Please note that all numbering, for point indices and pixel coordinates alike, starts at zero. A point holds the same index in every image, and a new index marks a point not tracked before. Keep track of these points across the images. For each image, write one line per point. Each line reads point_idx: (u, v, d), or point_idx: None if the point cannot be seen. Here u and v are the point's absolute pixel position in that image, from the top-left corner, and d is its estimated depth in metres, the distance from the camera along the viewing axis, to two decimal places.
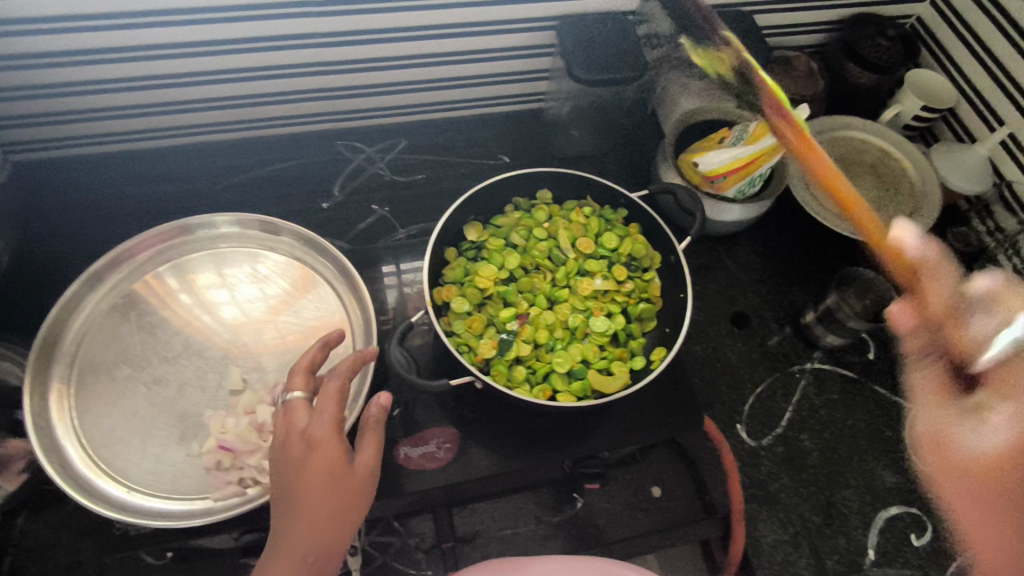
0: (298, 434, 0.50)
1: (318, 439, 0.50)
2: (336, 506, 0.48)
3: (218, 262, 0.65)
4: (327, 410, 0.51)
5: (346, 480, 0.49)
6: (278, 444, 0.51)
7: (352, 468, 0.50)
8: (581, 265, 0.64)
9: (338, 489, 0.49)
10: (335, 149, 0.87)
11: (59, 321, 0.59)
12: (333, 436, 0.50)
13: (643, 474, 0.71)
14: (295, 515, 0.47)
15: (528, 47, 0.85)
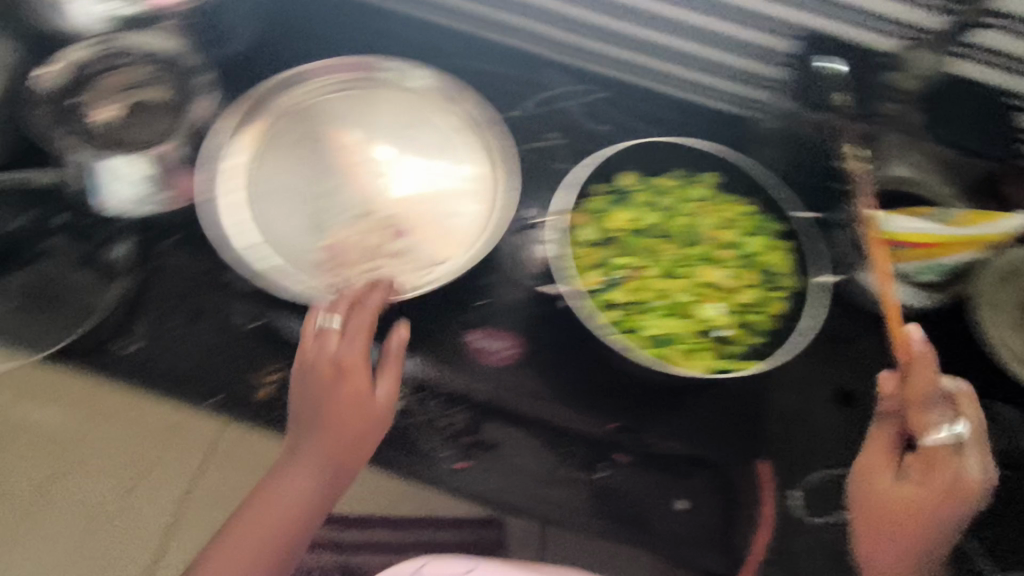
0: (325, 363, 0.57)
1: (348, 372, 0.57)
2: (348, 436, 0.57)
3: (394, 102, 0.69)
4: (357, 340, 0.57)
5: (366, 406, 0.58)
6: (311, 373, 0.57)
7: (372, 398, 0.58)
8: (711, 252, 0.63)
9: (353, 427, 0.57)
10: (539, 73, 0.91)
11: (262, 100, 0.67)
12: (363, 373, 0.58)
13: (675, 484, 0.67)
14: (321, 431, 0.57)
15: (761, 50, 0.83)
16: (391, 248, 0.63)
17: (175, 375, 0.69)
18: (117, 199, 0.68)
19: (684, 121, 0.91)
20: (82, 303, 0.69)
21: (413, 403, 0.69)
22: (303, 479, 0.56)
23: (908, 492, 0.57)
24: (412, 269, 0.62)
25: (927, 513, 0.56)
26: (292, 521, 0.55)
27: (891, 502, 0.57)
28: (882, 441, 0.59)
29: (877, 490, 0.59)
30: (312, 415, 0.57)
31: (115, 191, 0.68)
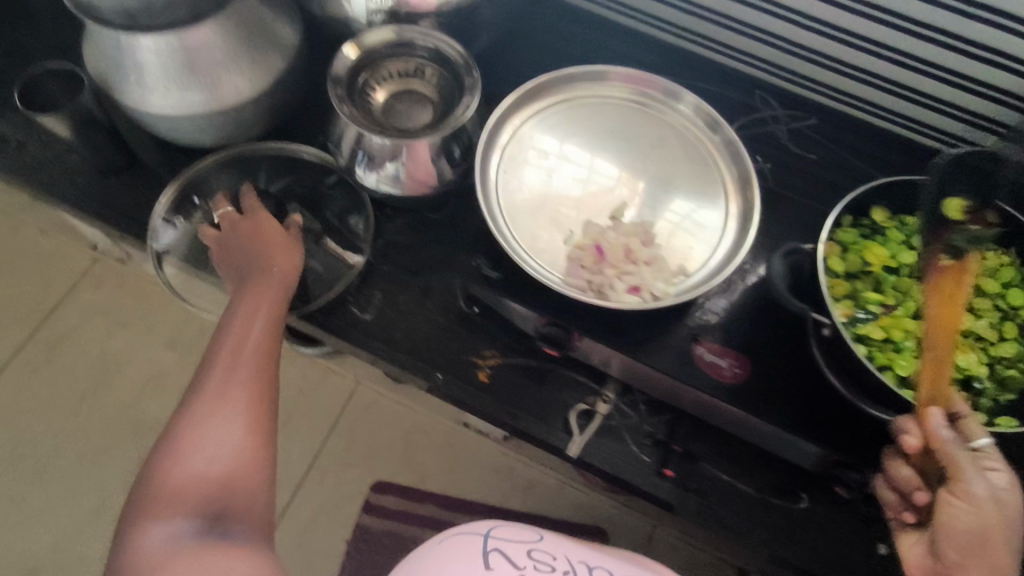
0: (277, 248, 0.70)
1: (274, 251, 0.70)
2: (271, 295, 0.66)
3: (645, 118, 0.72)
4: (256, 209, 0.75)
5: (279, 238, 0.71)
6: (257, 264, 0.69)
7: (287, 238, 0.72)
8: (971, 301, 0.61)
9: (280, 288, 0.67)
10: (752, 95, 0.91)
11: (526, 98, 0.71)
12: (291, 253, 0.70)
13: (872, 527, 0.68)
14: (254, 276, 0.68)
15: (1007, 93, 0.79)
16: (641, 254, 0.64)
17: (401, 344, 0.74)
18: (385, 180, 0.73)
19: (896, 156, 0.89)
20: (328, 269, 0.76)
21: (620, 404, 0.71)
22: (255, 321, 0.63)
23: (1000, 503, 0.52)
24: (664, 278, 0.63)
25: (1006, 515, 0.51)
26: (253, 352, 0.62)
27: (988, 527, 0.51)
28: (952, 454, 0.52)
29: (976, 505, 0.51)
30: (253, 286, 0.67)
31: (384, 173, 0.73)
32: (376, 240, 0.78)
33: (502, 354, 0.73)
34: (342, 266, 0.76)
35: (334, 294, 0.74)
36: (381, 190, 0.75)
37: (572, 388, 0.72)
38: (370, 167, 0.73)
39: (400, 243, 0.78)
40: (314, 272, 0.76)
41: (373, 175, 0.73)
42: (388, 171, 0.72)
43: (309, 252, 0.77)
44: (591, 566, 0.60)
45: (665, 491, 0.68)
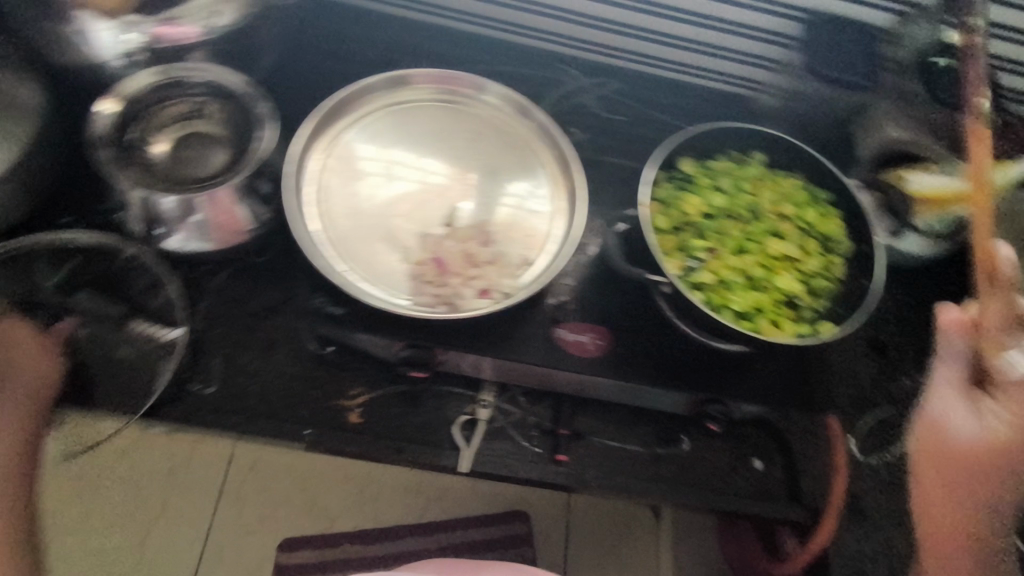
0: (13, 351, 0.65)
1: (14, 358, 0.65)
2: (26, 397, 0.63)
3: (454, 117, 0.71)
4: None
5: (27, 352, 0.65)
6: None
7: (37, 348, 0.66)
8: (780, 227, 0.67)
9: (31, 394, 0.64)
10: (555, 69, 0.94)
11: (327, 117, 0.66)
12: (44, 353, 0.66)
13: (746, 447, 0.74)
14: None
15: (766, 31, 0.89)
16: (481, 254, 0.63)
17: (257, 410, 0.67)
18: (197, 235, 0.66)
19: (693, 103, 0.96)
20: (139, 360, 0.66)
21: (498, 406, 0.71)
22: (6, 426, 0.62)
23: (987, 431, 0.64)
24: (508, 273, 0.62)
25: (991, 454, 0.64)
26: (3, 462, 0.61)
27: (973, 454, 0.65)
28: (951, 381, 0.69)
29: (949, 431, 0.68)
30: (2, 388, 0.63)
31: (193, 227, 0.65)
32: (199, 301, 0.71)
33: (370, 389, 0.70)
34: (162, 349, 0.67)
35: (159, 389, 0.65)
36: (194, 248, 0.68)
37: (450, 401, 0.70)
38: (175, 224, 0.65)
39: (233, 301, 0.71)
40: (126, 370, 0.66)
41: (183, 233, 0.66)
42: (197, 222, 0.65)
43: (112, 342, 0.67)
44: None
45: (566, 475, 0.69)
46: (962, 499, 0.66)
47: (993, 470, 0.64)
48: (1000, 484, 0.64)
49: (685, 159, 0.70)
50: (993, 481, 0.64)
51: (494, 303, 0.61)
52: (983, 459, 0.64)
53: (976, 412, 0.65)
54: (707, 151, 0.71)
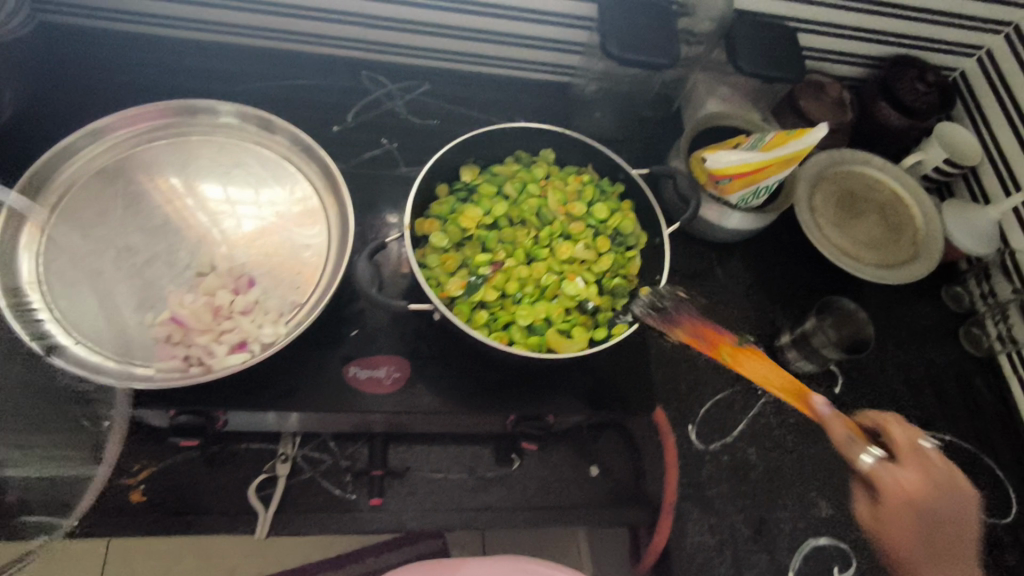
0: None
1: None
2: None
3: (211, 149, 0.64)
4: None
5: None
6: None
7: None
8: (565, 229, 0.64)
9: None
10: (360, 78, 0.88)
11: (52, 162, 0.59)
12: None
13: (584, 454, 0.71)
14: None
15: (567, 17, 0.84)
16: (235, 304, 0.57)
17: None
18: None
19: (511, 98, 0.93)
20: None
21: (301, 457, 0.66)
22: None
23: (886, 525, 0.57)
24: (269, 320, 0.57)
25: (921, 529, 0.56)
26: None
27: (909, 554, 0.56)
28: (867, 515, 0.60)
29: (881, 547, 0.58)
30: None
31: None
32: None
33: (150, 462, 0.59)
34: None
35: None
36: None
37: (250, 459, 0.65)
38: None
39: None
40: None
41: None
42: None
43: None
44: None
45: (386, 519, 0.65)
46: None
47: (921, 547, 0.55)
48: (950, 558, 0.55)
49: (470, 167, 0.66)
50: (941, 563, 0.55)
51: (251, 356, 0.56)
52: (912, 546, 0.56)
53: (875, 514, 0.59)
54: (491, 153, 0.68)
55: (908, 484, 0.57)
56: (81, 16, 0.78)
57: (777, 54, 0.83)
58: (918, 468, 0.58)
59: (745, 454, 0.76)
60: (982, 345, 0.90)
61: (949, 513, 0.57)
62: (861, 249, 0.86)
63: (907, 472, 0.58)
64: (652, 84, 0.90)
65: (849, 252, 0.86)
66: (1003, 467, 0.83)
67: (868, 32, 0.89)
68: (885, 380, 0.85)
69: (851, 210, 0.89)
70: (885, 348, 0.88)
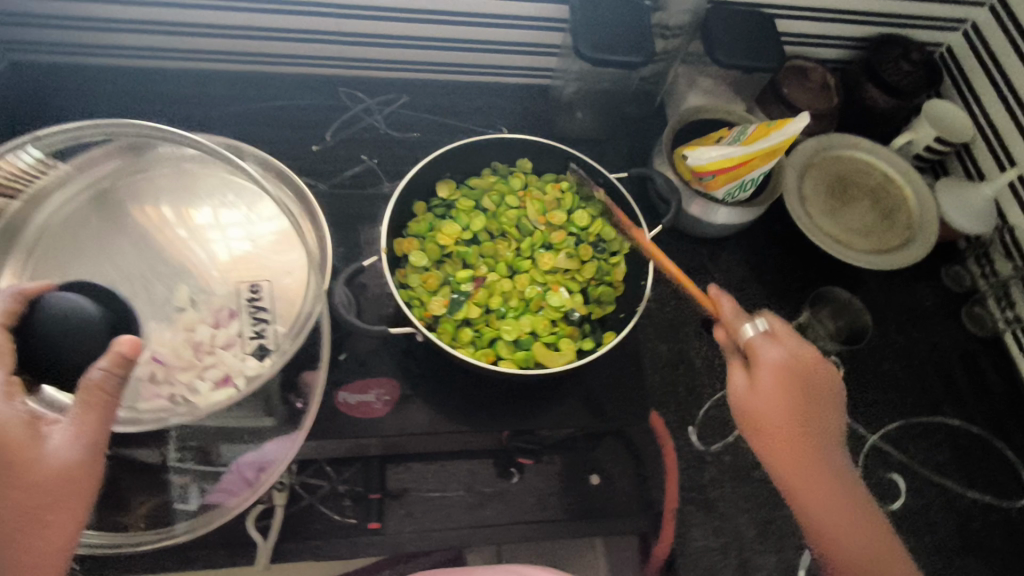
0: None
1: (8, 443, 0.40)
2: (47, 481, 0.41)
3: (184, 181, 0.62)
4: None
5: None
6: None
7: None
8: (545, 239, 0.63)
9: (39, 489, 0.41)
10: (337, 95, 0.88)
11: (28, 204, 0.58)
12: (97, 406, 0.42)
13: (583, 462, 0.70)
14: None
15: (540, 20, 0.83)
16: (217, 339, 0.57)
17: None
18: (61, 325, 0.44)
19: (491, 105, 0.92)
20: None
21: (297, 485, 0.64)
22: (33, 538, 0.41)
23: (766, 398, 0.54)
24: (252, 353, 0.57)
25: (800, 404, 0.54)
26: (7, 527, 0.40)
27: (763, 414, 0.54)
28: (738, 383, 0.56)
29: (742, 406, 0.55)
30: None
31: (27, 322, 0.44)
32: None
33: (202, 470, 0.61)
34: None
35: None
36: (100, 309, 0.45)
37: None
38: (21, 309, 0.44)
39: None
40: None
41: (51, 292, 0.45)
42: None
43: None
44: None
45: (385, 543, 0.64)
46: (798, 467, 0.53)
47: (796, 419, 0.53)
48: (816, 431, 0.54)
49: (447, 183, 0.65)
50: (795, 436, 0.53)
51: (237, 392, 0.55)
52: (780, 410, 0.53)
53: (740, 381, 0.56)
54: (467, 165, 0.67)
55: (785, 359, 0.54)
56: (52, 54, 0.78)
57: (755, 43, 0.81)
58: (797, 348, 0.56)
59: (748, 452, 0.75)
60: (985, 325, 0.89)
61: (827, 398, 0.56)
62: (854, 235, 0.85)
63: (787, 346, 0.55)
64: (631, 82, 0.89)
65: (843, 240, 0.84)
66: (1012, 449, 0.81)
67: (847, 13, 0.88)
68: (886, 369, 0.84)
69: (842, 195, 0.88)
70: (885, 334, 0.86)
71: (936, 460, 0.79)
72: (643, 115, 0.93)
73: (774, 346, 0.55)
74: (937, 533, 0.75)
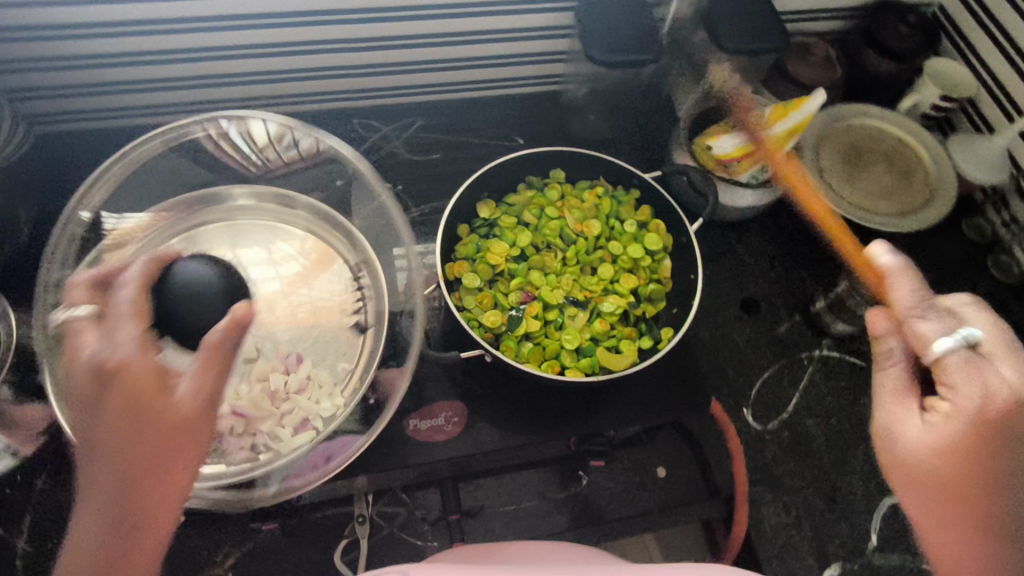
0: (82, 369, 0.42)
1: (141, 390, 0.41)
2: (173, 431, 0.41)
3: (233, 234, 0.64)
4: None
5: None
6: (69, 384, 0.44)
7: None
8: (589, 246, 0.65)
9: (165, 436, 0.41)
10: (353, 127, 0.89)
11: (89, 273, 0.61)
12: (217, 366, 0.43)
13: (648, 456, 0.72)
14: None
15: (546, 29, 0.84)
16: (290, 386, 0.58)
17: None
18: (188, 291, 0.48)
19: (503, 117, 0.93)
20: None
21: (378, 515, 0.66)
22: (149, 494, 0.40)
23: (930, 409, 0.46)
24: (325, 394, 0.58)
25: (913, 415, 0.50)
26: (134, 476, 0.40)
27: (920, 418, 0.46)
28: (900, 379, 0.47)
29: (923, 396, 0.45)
30: (93, 407, 0.41)
31: (158, 282, 0.48)
32: (22, 518, 0.61)
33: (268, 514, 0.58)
34: None
35: None
36: (213, 276, 0.49)
37: (328, 526, 0.65)
38: (148, 276, 0.48)
39: (56, 508, 0.62)
40: None
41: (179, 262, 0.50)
42: (89, 311, 0.47)
43: None
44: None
45: None
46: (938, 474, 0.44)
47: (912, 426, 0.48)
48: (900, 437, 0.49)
49: (488, 201, 0.66)
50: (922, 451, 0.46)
51: (318, 433, 0.58)
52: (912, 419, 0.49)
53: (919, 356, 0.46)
54: (503, 183, 0.68)
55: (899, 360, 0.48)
56: (73, 121, 0.79)
57: (760, 26, 0.82)
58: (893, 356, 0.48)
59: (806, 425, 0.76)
60: (1013, 273, 0.89)
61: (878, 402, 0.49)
62: (876, 201, 0.86)
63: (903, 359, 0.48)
64: (639, 79, 0.90)
65: (867, 206, 0.86)
66: None
67: None
68: None
69: (859, 164, 0.89)
70: None
71: None
72: (653, 109, 0.94)
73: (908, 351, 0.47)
74: None
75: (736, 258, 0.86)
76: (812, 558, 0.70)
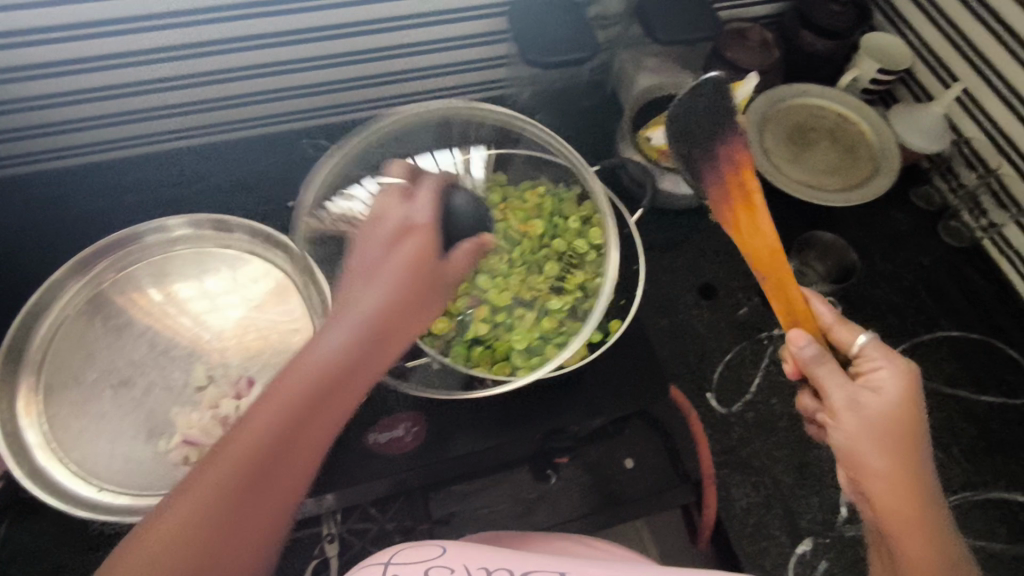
0: (391, 230, 0.50)
1: (421, 253, 0.49)
2: (410, 318, 0.47)
3: (180, 265, 0.64)
4: None
5: None
6: (363, 235, 0.51)
7: None
8: (534, 245, 0.65)
9: (418, 298, 0.47)
10: (301, 147, 0.89)
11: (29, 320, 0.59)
12: (458, 271, 0.51)
13: (616, 447, 0.72)
14: None
15: (484, 34, 0.85)
16: (241, 409, 0.58)
17: None
18: (464, 215, 0.53)
19: None
20: None
21: (347, 532, 0.66)
22: (368, 370, 0.45)
23: (888, 407, 0.50)
24: None
25: (905, 426, 0.50)
26: (384, 322, 0.46)
27: (883, 417, 0.50)
28: (840, 376, 0.52)
29: (875, 393, 0.51)
30: (380, 266, 0.48)
31: (444, 195, 0.53)
32: None
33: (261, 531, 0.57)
34: None
35: None
36: (481, 213, 0.55)
37: (299, 546, 0.66)
38: (439, 186, 0.54)
39: None
40: None
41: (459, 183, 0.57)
42: (397, 186, 0.54)
43: None
44: (494, 570, 0.51)
45: None
46: (897, 460, 0.50)
47: (897, 425, 0.50)
48: (917, 452, 0.50)
49: None
50: (902, 442, 0.50)
51: None
52: (894, 426, 0.50)
53: (889, 374, 0.51)
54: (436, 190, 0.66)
55: (881, 380, 0.51)
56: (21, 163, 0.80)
57: (691, 15, 0.84)
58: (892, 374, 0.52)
59: (769, 404, 0.77)
60: (963, 237, 0.92)
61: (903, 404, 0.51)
62: (823, 178, 0.88)
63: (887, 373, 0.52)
64: (581, 77, 0.91)
65: (814, 183, 0.87)
66: (1013, 347, 0.84)
67: None
68: (880, 296, 0.87)
69: (804, 143, 0.90)
70: (871, 265, 0.89)
71: (947, 374, 0.82)
72: (599, 105, 0.96)
73: (877, 360, 0.52)
74: (963, 442, 0.78)
75: (689, 244, 0.87)
76: (784, 534, 0.71)
